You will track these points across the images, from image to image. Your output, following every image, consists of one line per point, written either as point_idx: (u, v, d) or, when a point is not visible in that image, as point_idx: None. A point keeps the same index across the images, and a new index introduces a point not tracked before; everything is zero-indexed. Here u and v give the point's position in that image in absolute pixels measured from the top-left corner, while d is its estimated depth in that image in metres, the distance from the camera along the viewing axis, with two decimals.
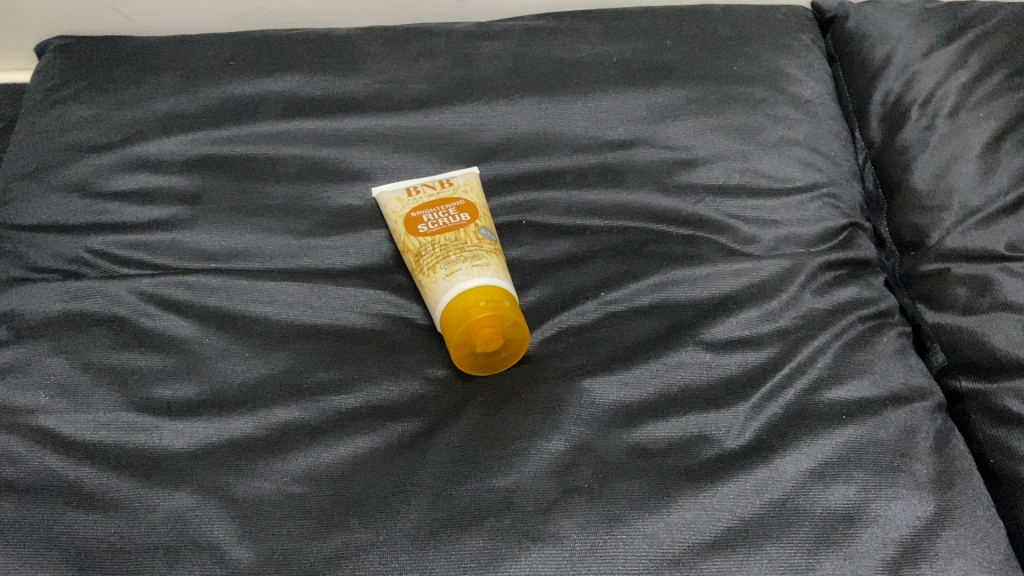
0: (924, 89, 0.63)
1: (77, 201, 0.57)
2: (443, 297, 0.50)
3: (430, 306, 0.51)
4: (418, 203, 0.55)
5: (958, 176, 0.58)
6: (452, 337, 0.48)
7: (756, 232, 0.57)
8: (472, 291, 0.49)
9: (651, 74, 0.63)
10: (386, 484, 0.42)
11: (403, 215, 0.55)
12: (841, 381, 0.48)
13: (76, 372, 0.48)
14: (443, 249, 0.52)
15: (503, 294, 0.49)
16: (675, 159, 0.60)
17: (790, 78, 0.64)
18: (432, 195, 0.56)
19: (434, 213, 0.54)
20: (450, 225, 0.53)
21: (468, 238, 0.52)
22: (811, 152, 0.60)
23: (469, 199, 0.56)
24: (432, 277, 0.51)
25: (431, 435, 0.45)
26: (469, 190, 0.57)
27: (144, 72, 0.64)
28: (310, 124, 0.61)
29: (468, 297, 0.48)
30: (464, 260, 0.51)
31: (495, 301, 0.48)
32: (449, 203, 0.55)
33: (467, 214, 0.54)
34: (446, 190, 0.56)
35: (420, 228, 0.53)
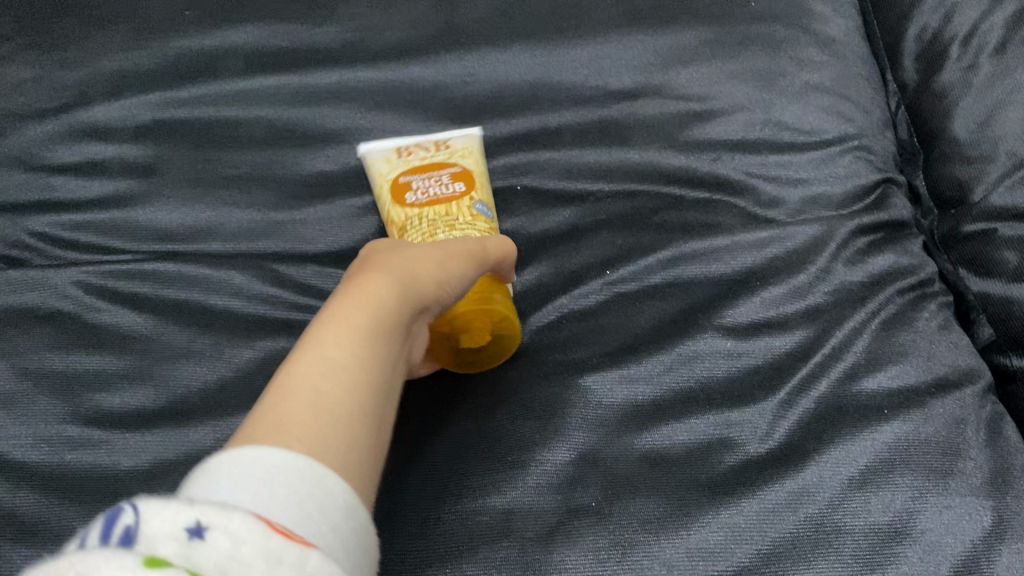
0: (965, 22, 0.56)
1: (17, 175, 0.51)
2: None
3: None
4: (409, 166, 0.50)
5: (1006, 123, 0.52)
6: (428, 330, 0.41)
7: (779, 192, 0.51)
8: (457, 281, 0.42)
9: (660, 14, 0.56)
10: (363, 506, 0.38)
11: (391, 179, 0.49)
12: (880, 367, 0.43)
13: (13, 378, 0.42)
14: (431, 225, 0.46)
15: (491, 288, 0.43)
16: (688, 111, 0.53)
17: (815, 13, 0.57)
18: (425, 159, 0.50)
19: (425, 181, 0.49)
20: (441, 198, 0.48)
21: (460, 215, 0.47)
22: (840, 100, 0.54)
23: (467, 165, 0.50)
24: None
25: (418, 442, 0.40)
26: (467, 153, 0.51)
27: (88, 23, 0.57)
28: (276, 82, 0.55)
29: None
30: (451, 242, 0.45)
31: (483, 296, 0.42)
32: (443, 169, 0.49)
33: (462, 184, 0.49)
34: (441, 154, 0.51)
35: (409, 197, 0.48)
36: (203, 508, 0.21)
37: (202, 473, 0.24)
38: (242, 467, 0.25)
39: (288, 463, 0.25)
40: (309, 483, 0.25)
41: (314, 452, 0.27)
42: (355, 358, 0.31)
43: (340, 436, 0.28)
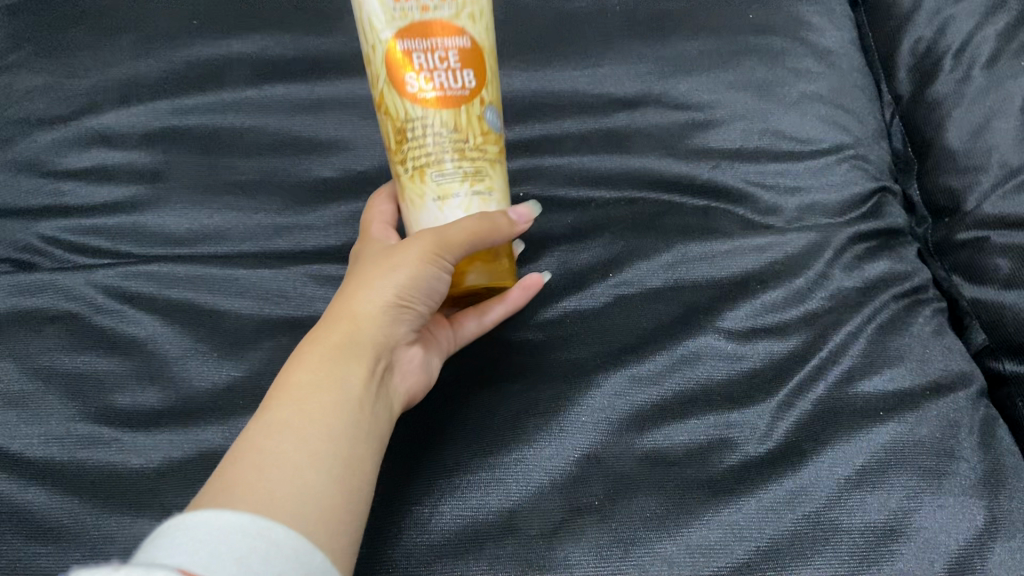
0: (957, 35, 0.58)
1: (28, 181, 0.52)
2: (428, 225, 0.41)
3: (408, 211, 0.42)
4: (408, 26, 0.38)
5: (997, 134, 0.53)
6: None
7: (777, 200, 0.52)
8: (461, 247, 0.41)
9: (658, 26, 0.57)
10: (373, 499, 0.38)
11: (389, 49, 0.39)
12: (875, 370, 0.44)
13: (25, 378, 0.43)
14: (441, 146, 0.40)
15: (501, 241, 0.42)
16: (687, 120, 0.54)
17: (811, 26, 0.58)
18: (426, 11, 0.38)
19: (430, 58, 0.39)
20: (450, 98, 0.39)
21: (470, 134, 0.40)
22: (837, 110, 0.55)
23: (476, 37, 0.40)
24: (416, 183, 0.41)
25: (425, 438, 0.41)
26: (475, 6, 0.39)
27: (97, 32, 0.58)
28: (283, 90, 0.56)
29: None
30: (463, 179, 0.41)
31: (492, 258, 0.42)
32: (449, 40, 0.39)
33: (473, 75, 0.40)
34: (446, 4, 0.38)
35: (410, 86, 0.39)
36: (129, 569, 0.23)
37: (163, 534, 0.28)
38: (192, 532, 0.28)
39: (233, 522, 0.28)
40: (247, 533, 0.28)
41: (259, 508, 0.30)
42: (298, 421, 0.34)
43: (288, 485, 0.31)
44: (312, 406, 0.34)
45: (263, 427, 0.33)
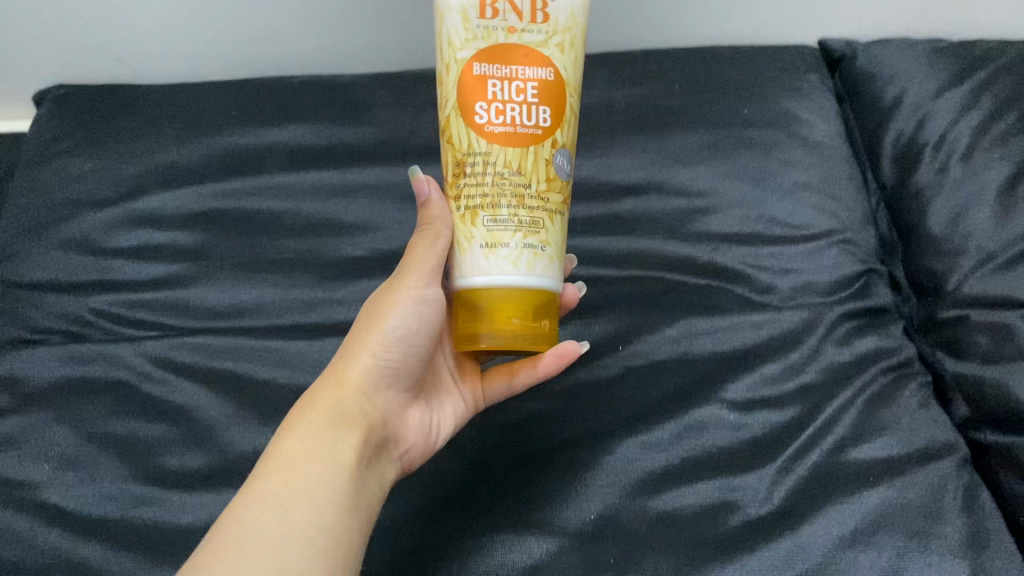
0: (936, 129, 0.63)
1: (81, 258, 0.57)
2: (471, 270, 0.41)
3: (455, 253, 0.42)
4: (489, 52, 0.40)
5: (973, 221, 0.58)
6: (463, 333, 0.41)
7: (772, 280, 0.56)
8: (502, 302, 0.40)
9: (662, 121, 0.63)
10: (418, 549, 0.44)
11: (465, 70, 0.40)
12: (865, 440, 0.48)
13: (80, 442, 0.48)
14: (500, 189, 0.41)
15: (545, 302, 0.42)
16: (689, 206, 0.59)
17: (800, 120, 0.63)
18: (511, 34, 0.40)
19: (505, 89, 0.40)
20: (518, 133, 0.41)
21: (534, 179, 0.41)
22: (826, 198, 0.59)
23: (560, 71, 0.41)
24: (467, 223, 0.42)
25: (461, 498, 0.46)
26: (566, 36, 0.41)
27: (146, 122, 0.63)
28: (317, 176, 0.60)
29: (499, 302, 0.40)
30: (517, 227, 0.41)
31: (532, 322, 0.41)
32: (529, 69, 0.40)
33: (548, 113, 0.41)
34: (536, 29, 0.40)
35: (479, 116, 0.41)
36: None
37: None
38: None
39: None
40: None
41: None
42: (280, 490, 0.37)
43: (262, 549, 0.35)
44: (297, 474, 0.38)
45: (253, 491, 0.37)
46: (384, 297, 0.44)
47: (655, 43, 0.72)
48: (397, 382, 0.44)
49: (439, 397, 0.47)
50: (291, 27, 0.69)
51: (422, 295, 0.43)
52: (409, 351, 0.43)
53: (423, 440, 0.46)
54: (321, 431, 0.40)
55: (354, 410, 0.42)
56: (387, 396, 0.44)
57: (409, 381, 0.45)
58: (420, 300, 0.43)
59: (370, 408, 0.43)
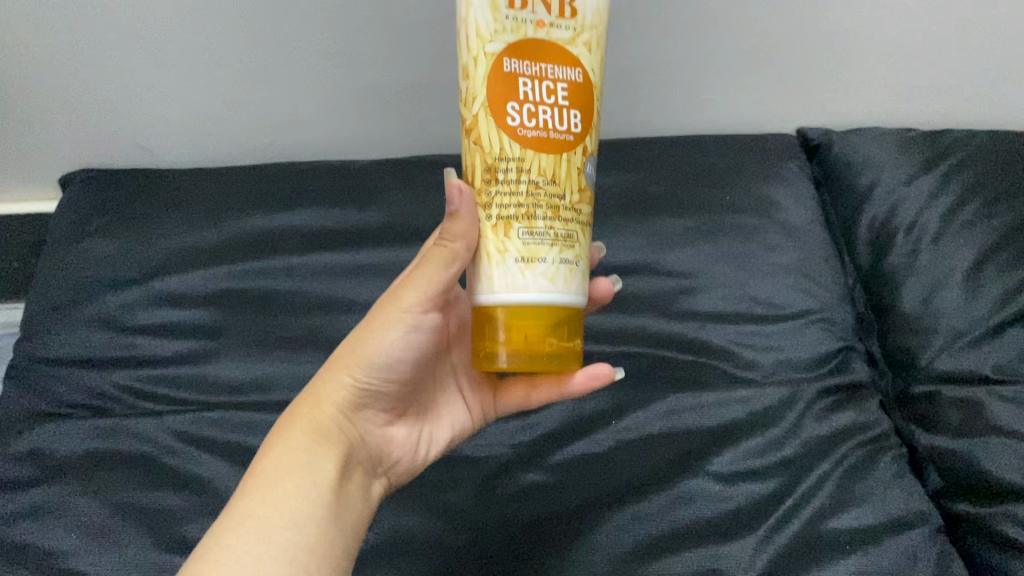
0: (907, 215, 0.67)
1: (104, 336, 0.61)
2: (500, 285, 0.40)
3: (482, 264, 0.41)
4: (519, 49, 0.39)
5: (943, 301, 0.62)
6: (491, 351, 0.40)
7: (756, 356, 0.59)
8: (532, 320, 0.40)
9: (650, 207, 0.67)
10: None
11: (495, 70, 0.39)
12: (842, 510, 0.52)
13: (105, 512, 0.52)
14: (534, 199, 0.40)
15: (575, 320, 0.41)
16: (676, 286, 0.63)
17: (779, 205, 0.68)
18: (541, 28, 0.39)
19: (538, 90, 0.39)
20: (552, 139, 0.40)
21: (567, 190, 0.41)
22: (804, 279, 0.63)
23: (588, 70, 0.41)
24: (499, 234, 0.40)
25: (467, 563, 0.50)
26: (593, 34, 0.40)
27: (165, 207, 0.67)
28: (327, 257, 0.64)
29: (532, 319, 0.40)
30: (554, 240, 0.40)
31: (564, 342, 0.41)
32: (560, 69, 0.40)
33: (578, 117, 0.40)
34: (564, 25, 0.39)
35: (511, 117, 0.39)
36: None
37: None
38: None
39: None
40: None
41: None
42: (260, 514, 0.40)
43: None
44: (275, 495, 0.41)
45: (234, 513, 0.40)
46: (371, 318, 0.45)
47: (643, 130, 0.77)
48: (380, 401, 0.46)
49: (426, 410, 0.50)
50: (302, 116, 0.74)
51: (414, 320, 0.44)
52: (392, 374, 0.45)
53: (409, 455, 0.48)
54: (301, 453, 0.43)
55: (335, 427, 0.44)
56: (369, 415, 0.46)
57: (392, 400, 0.46)
58: (410, 326, 0.44)
59: (351, 427, 0.45)
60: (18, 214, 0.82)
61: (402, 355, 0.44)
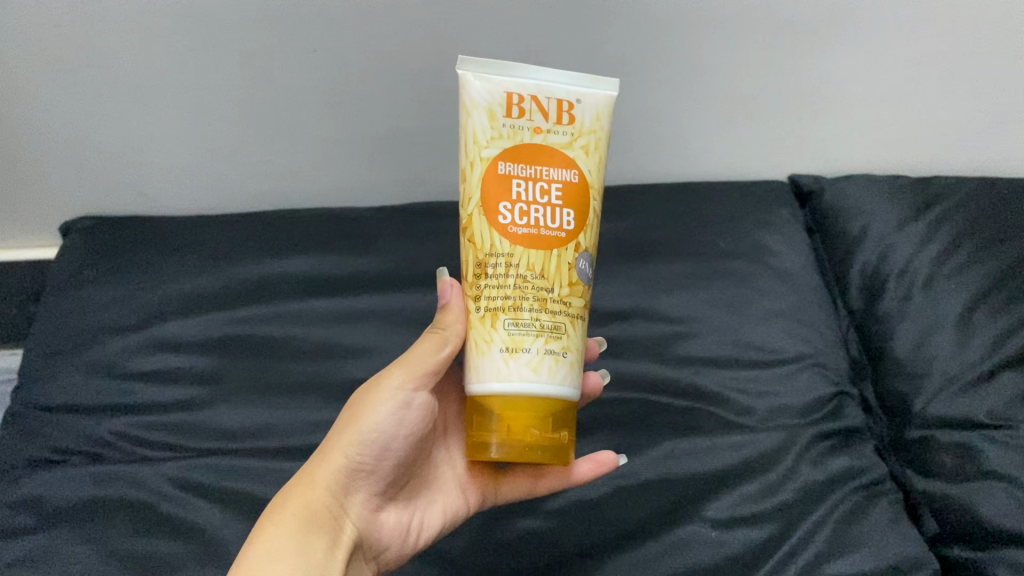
0: (898, 260, 0.68)
1: (102, 382, 0.61)
2: (489, 375, 0.43)
3: (471, 355, 0.44)
4: (514, 153, 0.43)
5: (936, 346, 0.63)
6: (476, 439, 0.43)
7: (750, 402, 0.60)
8: (519, 411, 0.43)
9: (644, 253, 0.68)
10: None
11: (488, 170, 0.43)
12: (838, 555, 0.53)
13: (102, 560, 0.53)
14: (519, 292, 0.43)
15: (565, 413, 0.44)
16: (671, 331, 0.64)
17: (772, 251, 0.69)
18: (536, 133, 0.43)
19: (530, 190, 0.43)
20: (542, 236, 0.43)
21: (556, 283, 0.44)
22: (798, 324, 0.64)
23: (584, 172, 0.44)
24: (487, 325, 0.44)
25: None
26: (590, 138, 0.44)
27: (165, 253, 0.68)
28: (325, 303, 0.65)
29: (514, 410, 0.43)
30: (539, 332, 0.43)
31: (550, 433, 0.43)
32: (555, 172, 0.44)
33: (571, 216, 0.44)
34: (561, 131, 0.43)
35: (502, 216, 0.43)
36: None
37: None
38: None
39: None
40: None
41: None
42: None
43: None
44: None
45: None
46: (362, 398, 0.47)
47: (637, 176, 0.78)
48: (371, 482, 0.47)
49: (419, 499, 0.51)
50: (301, 162, 0.75)
51: (406, 398, 0.47)
52: (385, 451, 0.47)
53: (398, 542, 0.49)
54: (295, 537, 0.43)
55: (326, 512, 0.45)
56: (362, 498, 0.47)
57: (383, 482, 0.48)
58: (400, 401, 0.46)
59: (341, 510, 0.46)
60: (19, 260, 0.83)
61: (394, 432, 0.46)
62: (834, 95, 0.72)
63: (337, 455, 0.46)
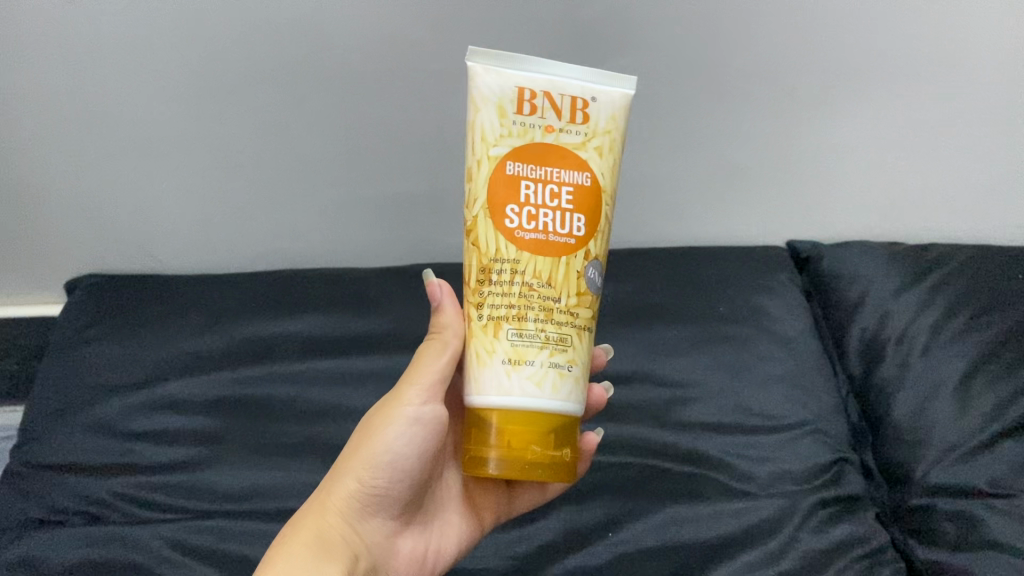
0: (896, 327, 0.68)
1: (104, 441, 0.61)
2: (490, 388, 0.41)
3: (471, 366, 0.42)
4: (524, 153, 0.41)
5: (936, 413, 0.63)
6: (474, 455, 0.41)
7: (751, 467, 0.60)
8: (522, 424, 0.41)
9: (645, 317, 0.69)
10: None
11: (498, 171, 0.41)
12: None
13: None
14: (525, 301, 0.41)
15: (570, 430, 0.42)
16: (672, 395, 0.64)
17: (771, 316, 0.69)
18: (547, 133, 0.41)
19: (540, 194, 0.41)
20: (551, 242, 0.41)
21: (565, 293, 0.42)
22: (797, 389, 0.64)
23: (596, 175, 0.42)
24: (489, 334, 0.42)
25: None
26: (605, 139, 0.42)
27: (171, 313, 0.69)
28: (328, 364, 0.65)
29: (518, 424, 0.41)
30: (544, 344, 0.41)
31: (552, 450, 0.41)
32: (565, 174, 0.41)
33: (582, 222, 0.42)
34: (573, 130, 0.41)
35: (510, 219, 0.41)
36: None
37: None
38: None
39: None
40: None
41: None
42: None
43: None
44: None
45: None
46: (375, 419, 0.47)
47: (637, 241, 0.79)
48: (384, 506, 0.47)
49: (432, 519, 0.51)
50: (306, 224, 0.76)
51: (416, 415, 0.45)
52: (397, 474, 0.46)
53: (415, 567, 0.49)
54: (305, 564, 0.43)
55: (338, 539, 0.45)
56: (375, 521, 0.47)
57: (395, 505, 0.47)
58: (411, 420, 0.45)
59: (353, 536, 0.46)
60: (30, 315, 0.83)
61: (406, 453, 0.46)
62: (829, 164, 0.73)
63: (349, 479, 0.46)
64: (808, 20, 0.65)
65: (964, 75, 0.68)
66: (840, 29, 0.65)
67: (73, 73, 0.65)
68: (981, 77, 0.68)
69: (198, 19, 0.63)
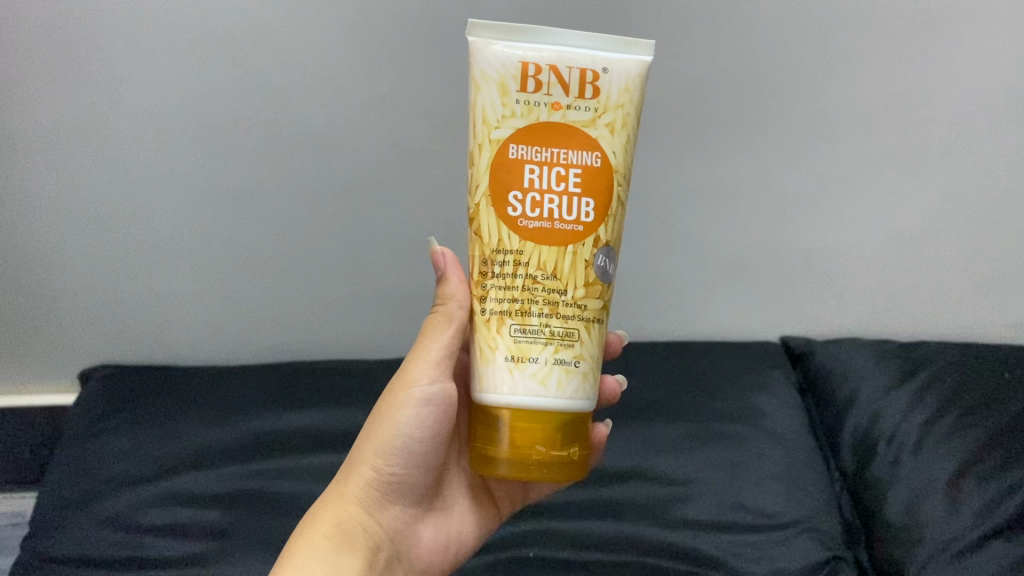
0: (887, 425, 0.70)
1: (114, 534, 0.62)
2: (495, 386, 0.40)
3: (475, 362, 0.41)
4: (529, 134, 0.39)
5: (927, 511, 0.64)
6: (479, 454, 0.40)
7: (746, 566, 0.60)
8: (526, 423, 0.39)
9: (643, 414, 0.72)
10: None
11: (500, 154, 0.40)
12: None
13: None
14: (529, 294, 0.40)
15: (580, 430, 0.40)
16: (669, 494, 0.65)
17: (765, 414, 0.71)
18: (554, 110, 0.39)
19: (545, 178, 0.39)
20: (556, 231, 0.40)
21: (571, 284, 0.40)
22: (790, 487, 0.66)
23: (608, 154, 0.40)
24: (491, 330, 0.41)
25: None
26: (618, 114, 0.40)
27: (186, 403, 0.72)
28: (335, 458, 0.67)
29: (521, 424, 0.39)
30: (548, 340, 0.40)
31: (558, 450, 0.39)
32: (573, 156, 0.39)
33: (591, 207, 0.40)
34: (583, 106, 0.39)
35: (512, 207, 0.40)
36: None
37: None
38: None
39: None
40: None
41: None
42: None
43: None
44: None
45: None
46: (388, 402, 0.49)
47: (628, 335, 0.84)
48: (402, 489, 0.49)
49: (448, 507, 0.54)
50: (318, 316, 0.81)
51: (427, 395, 0.47)
52: (412, 455, 0.48)
53: (434, 550, 0.52)
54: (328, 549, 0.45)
55: (358, 525, 0.47)
56: (395, 508, 0.50)
57: (413, 490, 0.50)
58: (422, 400, 0.47)
59: (373, 522, 0.48)
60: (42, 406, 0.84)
61: (418, 434, 0.48)
62: (806, 264, 0.80)
63: (366, 468, 0.49)
64: (779, 129, 0.73)
65: (925, 181, 0.75)
66: (808, 137, 0.73)
67: (113, 170, 0.73)
68: (940, 181, 0.75)
69: (232, 123, 0.70)
